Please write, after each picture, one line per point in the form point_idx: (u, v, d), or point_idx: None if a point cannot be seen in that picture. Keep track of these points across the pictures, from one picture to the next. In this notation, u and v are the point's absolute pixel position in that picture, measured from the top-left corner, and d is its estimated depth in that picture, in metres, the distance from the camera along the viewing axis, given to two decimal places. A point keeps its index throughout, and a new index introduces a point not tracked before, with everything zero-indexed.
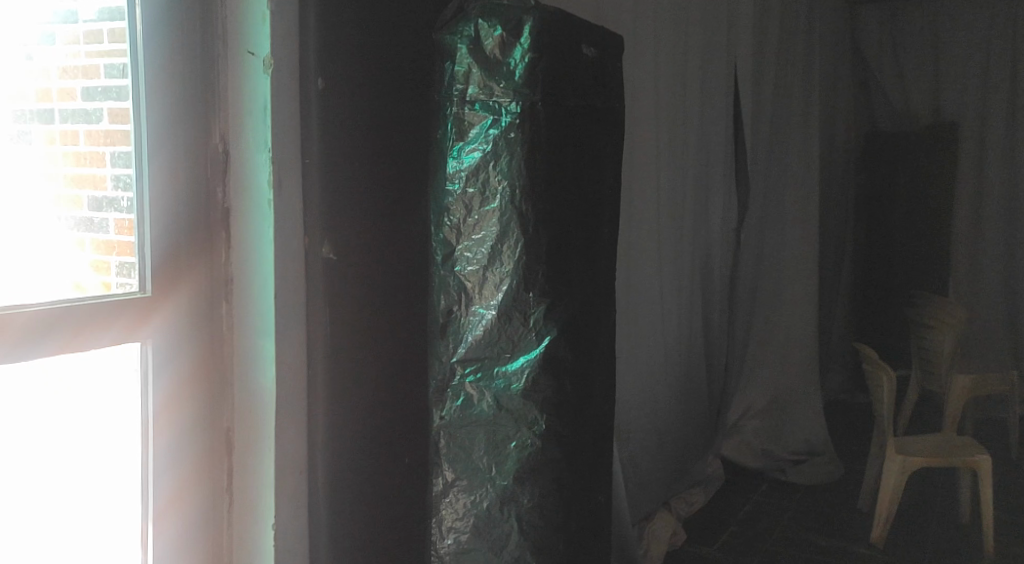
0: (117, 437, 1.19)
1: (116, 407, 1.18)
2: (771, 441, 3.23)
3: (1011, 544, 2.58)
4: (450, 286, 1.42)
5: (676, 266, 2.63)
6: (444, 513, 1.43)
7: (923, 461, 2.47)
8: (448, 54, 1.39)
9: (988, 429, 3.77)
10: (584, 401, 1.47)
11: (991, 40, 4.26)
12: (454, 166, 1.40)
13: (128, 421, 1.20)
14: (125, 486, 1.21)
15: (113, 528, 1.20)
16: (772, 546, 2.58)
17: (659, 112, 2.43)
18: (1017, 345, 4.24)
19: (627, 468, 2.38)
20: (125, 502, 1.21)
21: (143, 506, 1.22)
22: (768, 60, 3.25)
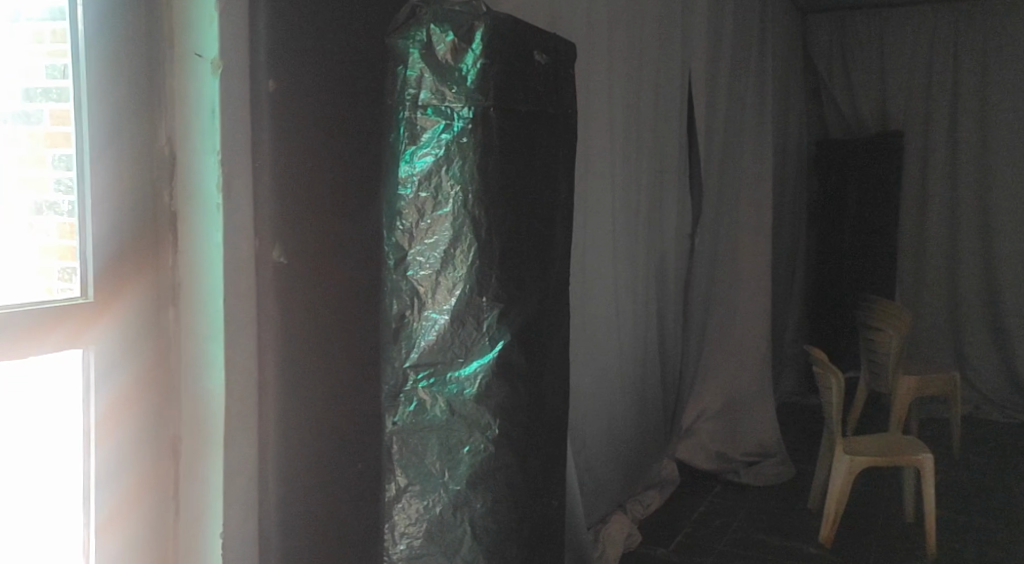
0: (59, 446, 1.16)
1: (58, 416, 1.16)
2: (725, 443, 3.29)
3: (954, 538, 2.68)
4: (403, 290, 1.41)
5: (632, 271, 2.66)
6: (396, 518, 1.43)
7: (869, 460, 2.54)
8: (400, 59, 1.38)
9: (932, 426, 3.91)
10: (537, 406, 1.49)
11: (934, 52, 4.41)
12: (405, 171, 1.39)
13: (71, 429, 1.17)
14: (68, 495, 1.18)
15: (55, 538, 1.17)
16: (726, 547, 2.62)
17: (615, 120, 2.45)
18: (959, 345, 4.43)
19: (582, 473, 2.41)
20: (68, 511, 1.18)
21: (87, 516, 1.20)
22: (722, 68, 3.30)
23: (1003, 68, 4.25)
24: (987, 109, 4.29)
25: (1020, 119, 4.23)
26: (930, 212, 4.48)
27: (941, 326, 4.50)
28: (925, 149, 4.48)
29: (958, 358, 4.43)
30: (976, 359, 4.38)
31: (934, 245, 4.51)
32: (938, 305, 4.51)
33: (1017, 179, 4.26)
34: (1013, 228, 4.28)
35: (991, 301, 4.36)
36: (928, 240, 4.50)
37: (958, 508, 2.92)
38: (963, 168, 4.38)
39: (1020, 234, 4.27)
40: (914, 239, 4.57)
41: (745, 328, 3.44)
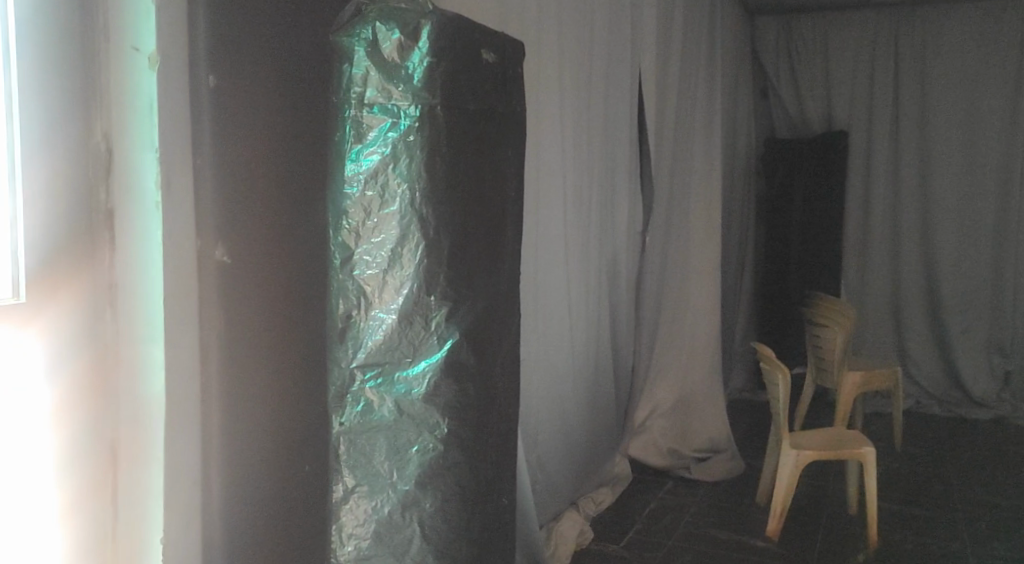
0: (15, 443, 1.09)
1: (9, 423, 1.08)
2: (677, 440, 3.34)
3: (895, 528, 2.76)
4: (349, 290, 1.38)
5: (583, 270, 2.67)
6: (343, 520, 1.40)
7: (814, 454, 2.60)
8: (345, 56, 1.36)
9: (876, 420, 4.02)
10: (487, 406, 1.51)
11: (877, 56, 4.52)
12: (351, 169, 1.37)
13: (22, 438, 1.10)
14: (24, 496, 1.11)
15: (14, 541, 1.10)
16: (676, 542, 2.66)
17: (566, 120, 2.47)
18: (901, 342, 4.57)
19: (534, 470, 2.42)
20: (24, 513, 1.11)
21: (34, 534, 1.13)
22: (671, 68, 3.33)
23: (941, 73, 4.40)
24: (927, 112, 4.43)
25: (956, 123, 4.39)
26: (873, 212, 4.60)
27: (884, 323, 4.63)
28: (868, 150, 4.59)
29: (900, 353, 4.58)
30: (916, 354, 4.52)
31: (877, 245, 4.62)
32: (881, 303, 4.63)
33: (954, 180, 4.41)
34: (951, 227, 4.43)
35: (930, 297, 4.51)
36: (871, 239, 4.61)
37: (898, 498, 3.02)
38: (905, 169, 4.51)
39: (957, 234, 4.42)
40: (858, 239, 4.68)
41: (696, 328, 3.51)
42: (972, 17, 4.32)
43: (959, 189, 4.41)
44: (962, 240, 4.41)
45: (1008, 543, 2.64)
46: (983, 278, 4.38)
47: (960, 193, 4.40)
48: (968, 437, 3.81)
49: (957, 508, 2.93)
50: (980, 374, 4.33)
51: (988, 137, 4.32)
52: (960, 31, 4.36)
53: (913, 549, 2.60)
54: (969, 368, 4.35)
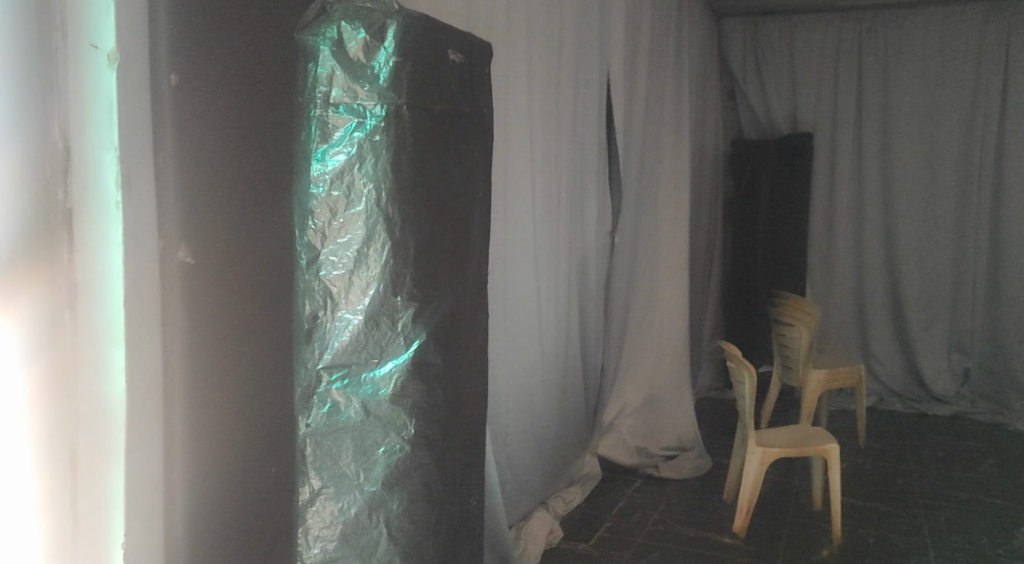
0: None
1: None
2: (646, 439, 3.40)
3: (858, 523, 2.81)
4: (316, 291, 1.38)
5: (552, 270, 2.69)
6: (309, 522, 1.39)
7: (779, 451, 2.64)
8: (310, 56, 1.35)
9: (840, 417, 4.09)
10: (454, 406, 1.53)
11: (840, 59, 4.59)
12: (317, 169, 1.36)
13: None
14: None
15: None
16: (644, 540, 2.68)
17: (534, 121, 2.47)
18: (864, 340, 4.66)
19: (503, 470, 2.43)
20: None
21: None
22: (639, 69, 3.35)
23: (903, 76, 4.49)
24: (889, 114, 4.52)
25: (917, 125, 4.48)
26: (838, 212, 4.67)
27: (847, 322, 4.71)
28: (832, 151, 4.66)
29: (864, 352, 4.66)
30: (879, 353, 4.61)
31: (841, 245, 4.70)
32: (845, 302, 4.71)
33: (915, 181, 4.50)
34: (913, 228, 4.52)
35: (893, 297, 4.59)
36: (836, 239, 4.69)
37: (861, 494, 3.07)
38: (867, 171, 4.59)
39: (919, 234, 4.51)
40: (822, 239, 4.75)
41: (665, 326, 3.55)
42: (932, 21, 4.41)
43: (920, 190, 4.50)
44: (923, 240, 4.51)
45: (966, 536, 2.70)
46: (944, 277, 4.48)
47: (922, 194, 4.49)
48: (929, 433, 3.89)
49: (918, 503, 2.99)
50: (941, 372, 4.43)
51: (948, 139, 4.41)
52: (921, 35, 4.45)
53: (874, 544, 2.65)
54: (930, 366, 4.44)
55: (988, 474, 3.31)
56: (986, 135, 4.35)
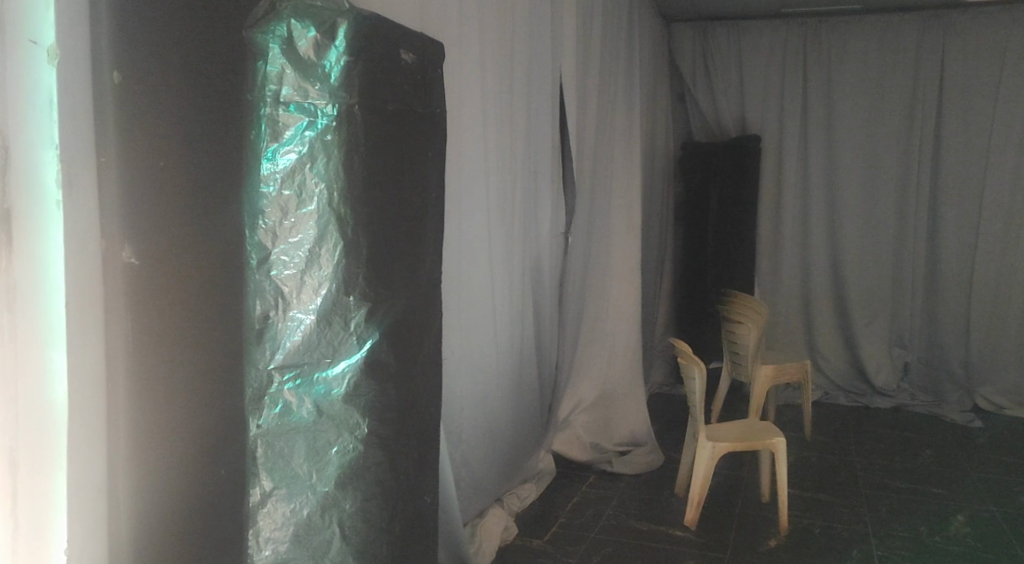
0: None
1: None
2: (599, 435, 3.44)
3: (805, 513, 2.89)
4: (267, 291, 1.36)
5: (506, 269, 2.70)
6: (259, 524, 1.36)
7: (728, 445, 2.69)
8: (259, 52, 1.32)
9: (787, 411, 4.19)
10: (407, 405, 1.55)
11: (787, 61, 4.70)
12: (267, 168, 1.34)
13: None
14: None
15: None
16: (598, 535, 2.72)
17: (487, 120, 2.48)
18: (810, 335, 4.78)
19: (458, 468, 2.43)
20: None
21: None
22: (590, 69, 3.38)
23: (846, 80, 4.61)
24: (833, 117, 4.64)
25: (860, 126, 4.60)
26: (785, 211, 4.77)
27: (794, 318, 4.82)
28: (780, 152, 4.76)
29: (810, 347, 4.79)
30: (824, 348, 4.74)
31: (788, 243, 4.80)
32: (792, 299, 4.82)
33: (858, 181, 4.63)
34: (857, 227, 4.64)
35: (838, 294, 4.72)
36: (783, 237, 4.79)
37: (807, 485, 3.16)
38: (813, 170, 4.70)
39: (862, 233, 4.64)
40: (769, 237, 4.85)
41: (617, 324, 3.60)
42: (874, 25, 4.54)
43: (863, 190, 4.63)
44: (866, 238, 4.64)
45: (906, 524, 2.80)
46: (885, 274, 4.62)
47: (864, 194, 4.62)
48: (871, 425, 4.02)
49: (861, 492, 3.09)
50: (883, 366, 4.58)
51: (889, 141, 4.55)
52: (863, 40, 4.57)
53: (821, 533, 2.73)
54: (872, 360, 4.59)
55: (927, 464, 3.43)
56: (923, 137, 4.50)
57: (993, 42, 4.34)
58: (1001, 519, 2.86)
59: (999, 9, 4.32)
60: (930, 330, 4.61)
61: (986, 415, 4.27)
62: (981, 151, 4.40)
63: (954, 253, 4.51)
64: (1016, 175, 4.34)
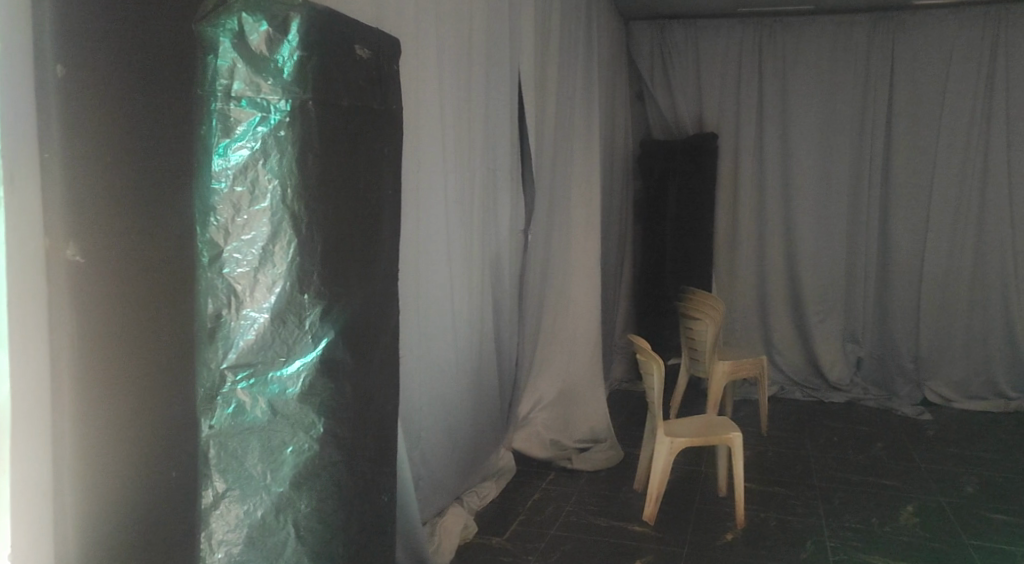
0: None
1: None
2: (559, 432, 3.45)
3: (760, 506, 2.94)
4: (218, 289, 1.33)
5: (465, 267, 2.69)
6: (212, 526, 1.34)
7: (686, 441, 2.72)
8: (208, 47, 1.30)
9: (744, 406, 4.25)
10: (363, 404, 1.54)
11: (742, 62, 4.76)
12: (219, 164, 1.31)
13: None
14: None
15: None
16: (557, 531, 2.73)
17: (445, 119, 2.47)
18: (766, 331, 4.86)
19: (417, 467, 2.42)
20: None
21: None
22: (549, 67, 3.39)
23: (800, 81, 4.69)
24: (788, 117, 4.72)
25: (813, 126, 4.69)
26: (742, 209, 4.84)
27: (751, 314, 4.90)
28: (736, 151, 4.82)
29: (766, 343, 4.87)
30: (780, 344, 4.82)
31: (745, 241, 4.87)
32: (749, 296, 4.89)
33: (812, 179, 4.71)
34: (811, 225, 4.73)
35: (793, 291, 4.81)
36: (740, 235, 4.86)
37: (763, 479, 3.21)
38: (768, 169, 4.78)
39: (816, 230, 4.73)
40: (727, 235, 4.91)
41: (576, 321, 3.62)
42: (826, 28, 4.63)
43: (818, 188, 4.71)
44: (821, 236, 4.72)
45: (857, 515, 2.87)
46: (838, 271, 4.72)
47: (818, 193, 4.70)
48: (825, 419, 4.10)
49: (815, 485, 3.15)
50: (836, 361, 4.68)
51: (842, 141, 4.64)
52: (816, 41, 4.65)
53: (775, 526, 2.77)
54: (826, 356, 4.69)
55: (878, 456, 3.51)
56: (875, 137, 4.61)
57: (940, 45, 4.46)
58: (948, 509, 2.94)
59: (945, 12, 4.44)
60: (881, 326, 4.72)
61: (935, 408, 4.39)
62: (929, 151, 4.52)
63: (904, 251, 4.62)
64: (963, 175, 4.46)
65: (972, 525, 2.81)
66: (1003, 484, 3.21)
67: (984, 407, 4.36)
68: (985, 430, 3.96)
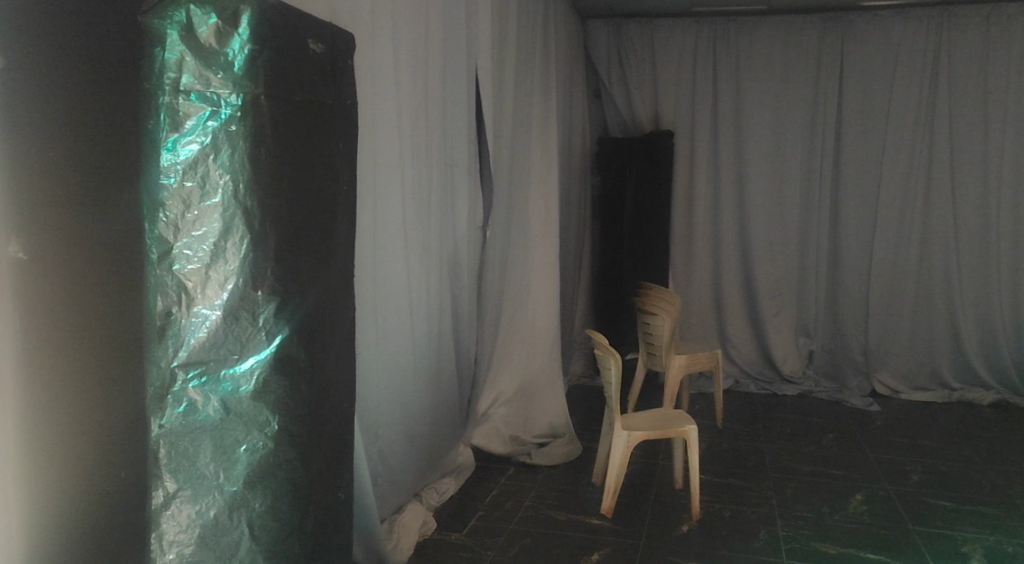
0: None
1: None
2: (518, 427, 3.47)
3: (715, 498, 2.99)
4: (168, 286, 1.32)
5: (423, 263, 2.68)
6: (163, 527, 1.32)
7: (644, 434, 2.76)
8: (156, 39, 1.28)
9: (700, 399, 4.32)
10: (319, 400, 1.53)
11: (697, 60, 4.82)
12: (167, 159, 1.30)
13: None
14: None
15: None
16: (517, 526, 2.74)
17: (401, 114, 2.46)
18: (722, 325, 4.94)
19: (375, 464, 2.42)
20: None
21: None
22: (505, 64, 3.38)
23: (754, 79, 4.77)
24: (742, 115, 4.79)
25: (766, 123, 4.77)
26: (697, 205, 4.90)
27: (706, 309, 4.97)
28: (691, 148, 4.89)
29: (721, 337, 4.95)
30: (735, 338, 4.91)
31: (701, 237, 4.94)
32: (705, 291, 4.96)
33: (766, 175, 4.79)
34: (764, 222, 4.81)
35: (747, 286, 4.89)
36: (696, 231, 4.92)
37: (718, 471, 3.27)
38: (723, 166, 4.85)
39: (770, 226, 4.81)
40: (683, 231, 4.97)
41: (535, 317, 3.63)
42: (779, 27, 4.71)
43: (771, 185, 4.79)
44: (774, 232, 4.81)
45: (808, 505, 2.93)
46: (790, 266, 4.81)
47: (771, 190, 4.79)
48: (779, 411, 4.19)
49: (768, 476, 3.21)
50: (789, 355, 4.77)
51: (794, 139, 4.73)
52: (769, 41, 4.73)
53: (730, 517, 2.82)
54: (779, 349, 4.78)
55: (829, 447, 3.59)
56: (825, 135, 4.71)
57: (887, 46, 4.57)
58: (894, 497, 3.02)
59: (893, 13, 4.55)
60: (832, 320, 4.83)
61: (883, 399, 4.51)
62: (877, 149, 4.63)
63: (854, 246, 4.73)
64: (909, 172, 4.59)
65: (917, 512, 2.89)
66: (946, 472, 3.31)
67: (927, 398, 4.47)
68: (930, 420, 4.08)
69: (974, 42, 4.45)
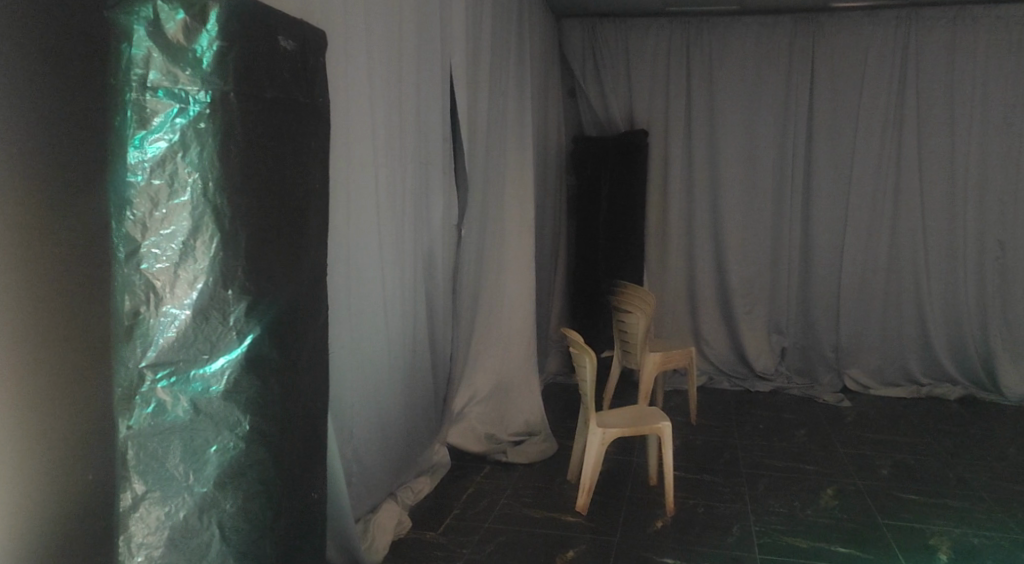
0: None
1: None
2: (494, 425, 3.46)
3: (688, 494, 3.01)
4: (136, 285, 1.30)
5: (397, 262, 2.67)
6: (132, 529, 1.30)
7: (618, 431, 2.77)
8: (122, 34, 1.27)
9: (675, 397, 4.35)
10: (291, 400, 1.51)
11: (671, 60, 4.85)
12: (135, 156, 1.29)
13: None
14: None
15: None
16: (492, 524, 2.74)
17: (375, 113, 2.44)
18: (696, 323, 4.97)
19: (349, 463, 2.40)
20: None
21: None
22: (480, 63, 3.38)
23: (727, 79, 4.80)
24: (715, 114, 4.83)
25: (739, 123, 4.81)
26: (671, 204, 4.93)
27: (681, 308, 5.01)
28: (666, 147, 4.92)
29: (695, 335, 4.98)
30: (709, 336, 4.94)
31: (675, 236, 4.97)
32: (679, 289, 4.99)
33: (739, 175, 4.83)
34: (738, 220, 4.85)
35: (720, 284, 4.93)
36: (670, 230, 4.95)
37: (692, 467, 3.29)
38: (696, 165, 4.88)
39: (742, 225, 4.86)
40: (658, 230, 5.00)
41: (510, 316, 3.63)
42: (751, 28, 4.75)
43: (743, 185, 4.83)
44: (747, 231, 4.85)
45: (780, 500, 2.96)
46: (763, 265, 4.86)
47: (744, 189, 4.83)
48: (752, 408, 4.23)
49: (741, 472, 3.24)
50: (762, 352, 4.82)
51: (766, 138, 4.78)
52: (742, 41, 4.77)
53: (704, 512, 2.85)
54: (752, 347, 4.83)
55: (801, 443, 3.63)
56: (797, 135, 4.76)
57: (858, 47, 4.63)
58: (865, 492, 3.06)
59: (863, 15, 4.61)
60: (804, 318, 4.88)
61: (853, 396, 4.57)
62: (848, 149, 4.69)
63: (825, 245, 4.79)
64: (878, 172, 4.65)
65: (886, 506, 2.93)
66: (915, 466, 3.36)
67: (897, 394, 4.54)
68: (899, 416, 4.14)
69: (941, 44, 4.52)
